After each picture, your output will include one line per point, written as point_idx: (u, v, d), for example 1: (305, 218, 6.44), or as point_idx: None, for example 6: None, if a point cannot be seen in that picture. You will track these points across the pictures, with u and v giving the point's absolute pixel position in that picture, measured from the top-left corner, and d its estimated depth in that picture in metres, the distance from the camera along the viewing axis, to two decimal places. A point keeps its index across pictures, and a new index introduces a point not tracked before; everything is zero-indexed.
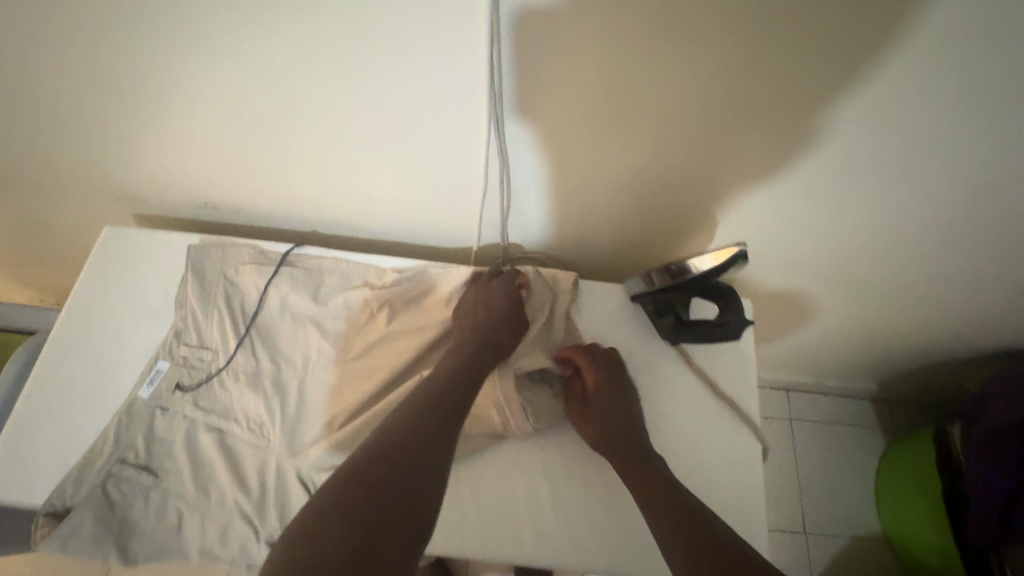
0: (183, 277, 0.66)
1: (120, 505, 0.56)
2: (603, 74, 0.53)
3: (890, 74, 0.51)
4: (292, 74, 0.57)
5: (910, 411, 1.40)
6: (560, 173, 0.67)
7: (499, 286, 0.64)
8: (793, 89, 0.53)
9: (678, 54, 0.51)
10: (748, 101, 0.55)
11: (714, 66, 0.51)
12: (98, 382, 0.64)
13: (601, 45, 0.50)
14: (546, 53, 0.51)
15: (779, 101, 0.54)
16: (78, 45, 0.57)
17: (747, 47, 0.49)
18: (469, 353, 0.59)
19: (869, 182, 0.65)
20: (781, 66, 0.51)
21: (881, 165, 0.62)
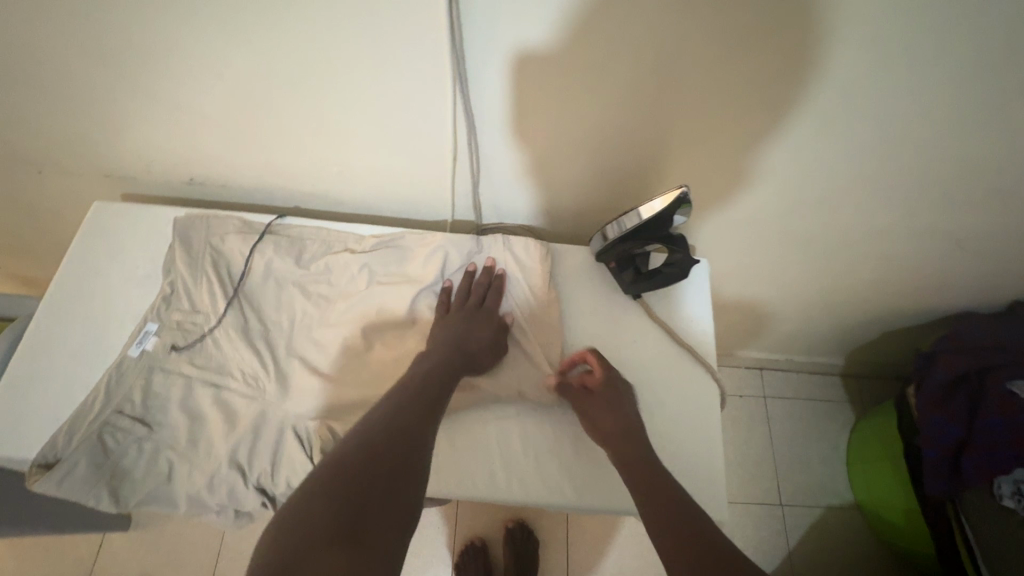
0: (172, 247, 0.69)
1: (114, 453, 0.59)
2: (556, 35, 0.56)
3: (835, 38, 0.53)
4: (270, 49, 0.61)
5: (875, 385, 1.46)
6: (525, 144, 0.70)
7: (477, 289, 0.68)
8: (736, 53, 0.56)
9: (625, 19, 0.53)
10: (698, 68, 0.58)
11: (662, 29, 0.54)
12: (89, 344, 0.67)
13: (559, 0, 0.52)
14: (505, 13, 0.54)
15: (726, 65, 0.57)
16: (66, 23, 0.60)
17: (689, 9, 0.52)
18: (452, 340, 0.63)
19: (818, 154, 0.69)
20: (724, 31, 0.54)
21: (827, 134, 0.65)
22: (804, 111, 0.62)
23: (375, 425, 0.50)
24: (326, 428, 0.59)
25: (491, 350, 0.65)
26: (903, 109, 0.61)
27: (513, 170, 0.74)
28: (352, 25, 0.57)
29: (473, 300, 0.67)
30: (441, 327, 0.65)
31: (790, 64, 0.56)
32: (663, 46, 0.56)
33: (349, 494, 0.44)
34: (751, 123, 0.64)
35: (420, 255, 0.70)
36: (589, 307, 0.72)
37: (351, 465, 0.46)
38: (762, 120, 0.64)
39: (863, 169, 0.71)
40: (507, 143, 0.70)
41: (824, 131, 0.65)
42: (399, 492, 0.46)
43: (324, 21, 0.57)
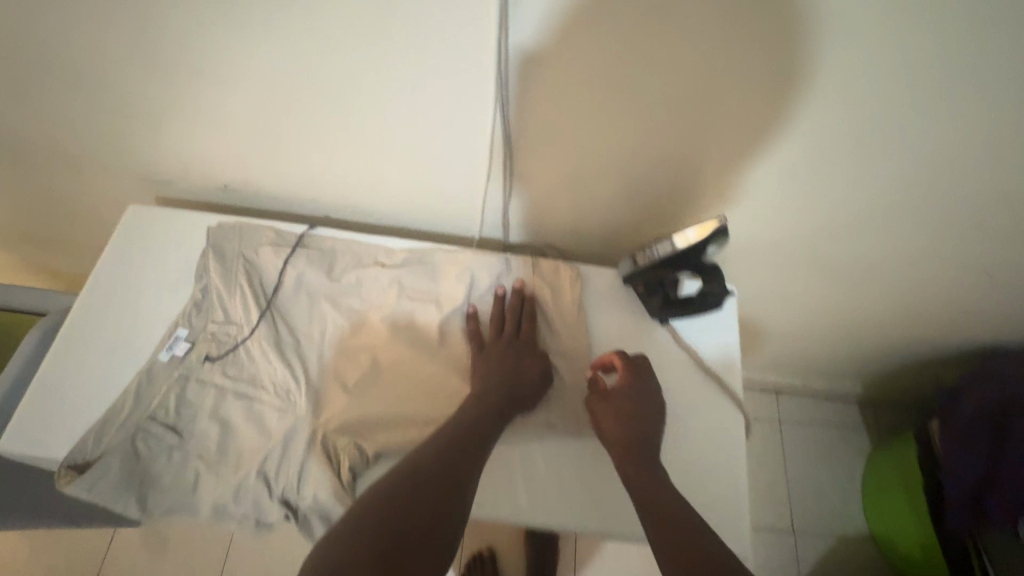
0: (205, 255, 0.69)
1: (144, 460, 0.59)
2: (605, 55, 0.56)
3: (882, 65, 0.54)
4: (314, 62, 0.62)
5: (892, 413, 1.44)
6: (560, 162, 0.70)
7: (511, 321, 0.68)
8: (781, 77, 0.56)
9: (674, 40, 0.54)
10: (742, 92, 0.58)
11: (709, 51, 0.55)
12: (121, 348, 0.67)
13: (610, 21, 0.53)
14: (556, 32, 0.55)
15: (769, 89, 0.58)
16: (120, 29, 0.61)
17: (738, 34, 0.53)
18: (494, 375, 0.62)
19: (851, 177, 0.69)
20: (772, 56, 0.54)
21: (866, 157, 0.65)
22: (843, 134, 0.62)
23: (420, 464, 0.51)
24: (355, 444, 0.60)
25: (535, 384, 0.64)
26: (943, 136, 0.61)
27: (543, 189, 0.75)
28: (402, 41, 0.58)
29: (511, 334, 0.66)
30: (480, 360, 0.65)
31: (831, 87, 0.57)
32: (710, 69, 0.57)
33: (390, 533, 0.44)
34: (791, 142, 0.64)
35: (455, 277, 0.70)
36: (614, 329, 0.72)
37: (395, 505, 0.46)
38: (800, 140, 0.64)
39: (898, 194, 0.71)
40: (542, 160, 0.70)
41: (861, 153, 0.65)
42: (439, 535, 0.46)
43: (375, 37, 0.58)
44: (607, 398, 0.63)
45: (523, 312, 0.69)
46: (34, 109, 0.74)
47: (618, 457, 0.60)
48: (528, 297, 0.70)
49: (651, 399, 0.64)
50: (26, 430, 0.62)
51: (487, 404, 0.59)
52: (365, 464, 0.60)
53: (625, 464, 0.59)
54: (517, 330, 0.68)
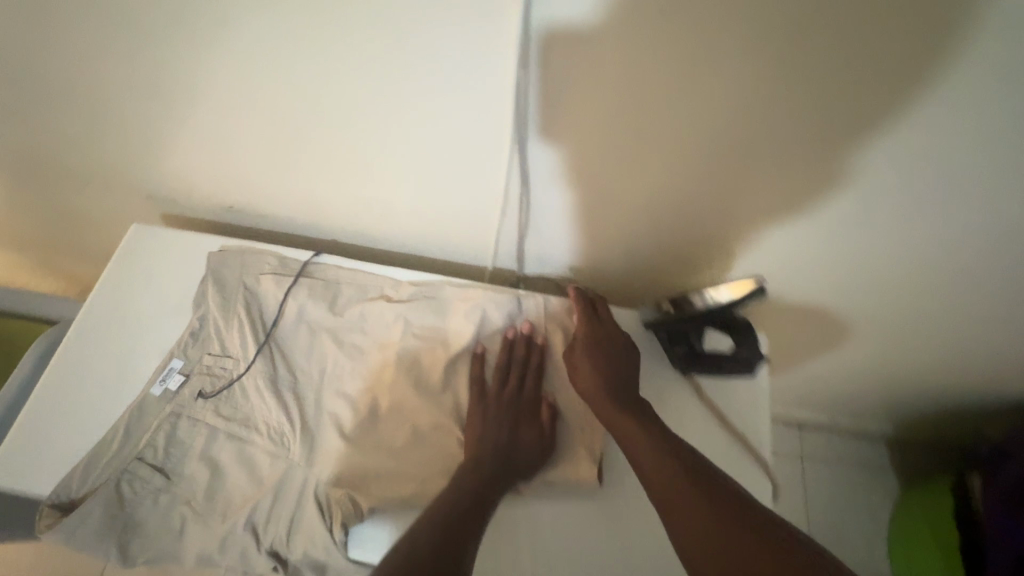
0: (204, 282, 0.66)
1: (129, 504, 0.56)
2: (634, 97, 0.52)
3: (943, 113, 0.49)
4: (321, 86, 0.58)
5: (923, 454, 1.36)
6: (580, 196, 0.65)
7: (514, 371, 0.63)
8: (829, 124, 0.51)
9: (711, 83, 0.50)
10: (783, 137, 0.54)
11: (751, 95, 0.50)
12: (113, 376, 0.64)
13: (643, 62, 0.49)
14: (584, 74, 0.50)
15: (814, 137, 0.53)
16: (122, 47, 0.59)
17: (784, 80, 0.48)
18: (495, 436, 0.58)
19: (899, 221, 0.63)
20: (819, 104, 0.49)
21: (919, 203, 0.60)
22: (895, 176, 0.57)
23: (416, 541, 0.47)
24: (349, 498, 0.56)
25: (538, 446, 0.60)
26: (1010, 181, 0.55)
27: (561, 222, 0.70)
28: (418, 74, 0.54)
29: (514, 388, 0.62)
30: (481, 415, 0.61)
31: (886, 128, 0.51)
32: (749, 114, 0.52)
33: None
34: (836, 184, 0.59)
35: (464, 316, 0.66)
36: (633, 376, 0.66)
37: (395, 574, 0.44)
38: (846, 182, 0.58)
39: (952, 239, 0.64)
40: (561, 193, 0.65)
41: (912, 198, 0.59)
42: None
43: (388, 69, 0.55)
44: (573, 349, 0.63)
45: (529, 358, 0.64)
46: (41, 124, 0.72)
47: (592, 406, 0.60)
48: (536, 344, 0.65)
49: (614, 335, 0.63)
50: (11, 462, 0.59)
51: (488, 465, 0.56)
52: (359, 519, 0.56)
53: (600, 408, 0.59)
54: (523, 380, 0.63)
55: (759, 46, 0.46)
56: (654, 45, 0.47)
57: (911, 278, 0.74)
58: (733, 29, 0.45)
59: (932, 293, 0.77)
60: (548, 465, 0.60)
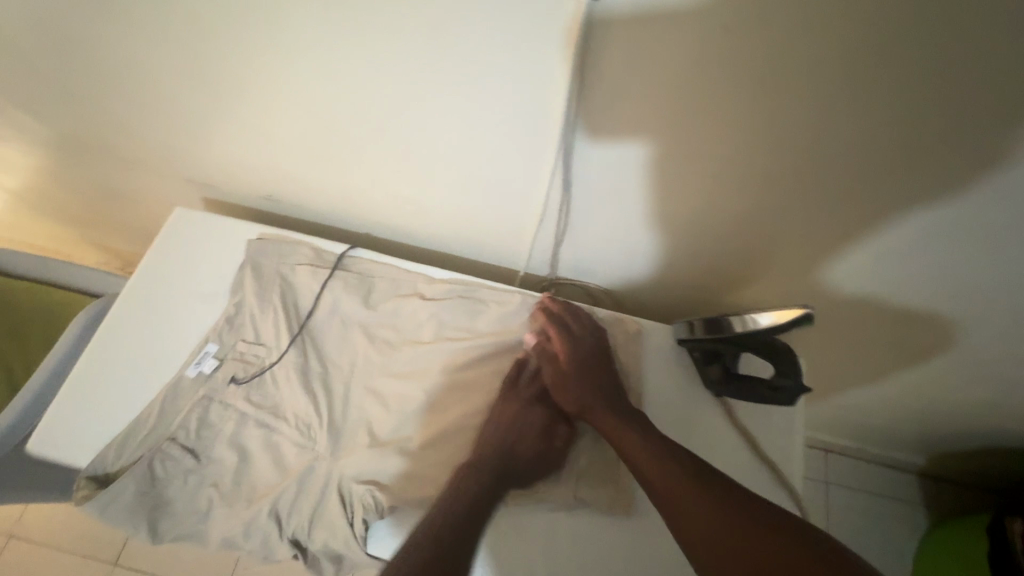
0: (242, 269, 0.68)
1: (160, 482, 0.57)
2: (687, 110, 0.51)
3: (1017, 144, 0.46)
4: (371, 82, 0.58)
5: (956, 489, 1.30)
6: (622, 206, 0.64)
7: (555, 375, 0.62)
8: (889, 146, 0.50)
9: (768, 100, 0.49)
10: (837, 157, 0.52)
11: (811, 113, 0.49)
12: (149, 356, 0.66)
13: (700, 75, 0.48)
14: (638, 85, 0.50)
15: (873, 158, 0.51)
16: (182, 37, 0.60)
17: (844, 100, 0.47)
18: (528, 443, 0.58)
19: (953, 250, 0.60)
20: (879, 125, 0.48)
21: (982, 236, 0.57)
22: (950, 203, 0.54)
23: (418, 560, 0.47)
24: (372, 494, 0.56)
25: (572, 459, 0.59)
26: None
27: (598, 230, 0.69)
28: (467, 78, 0.54)
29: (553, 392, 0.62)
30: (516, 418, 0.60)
31: (955, 152, 0.49)
32: (806, 132, 0.51)
33: None
34: (887, 206, 0.56)
35: (500, 318, 0.67)
36: (665, 392, 0.65)
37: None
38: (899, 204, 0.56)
39: (1013, 271, 0.61)
40: (601, 203, 0.64)
41: (976, 229, 0.56)
42: None
43: (438, 72, 0.55)
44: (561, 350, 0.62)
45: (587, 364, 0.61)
46: (97, 106, 0.75)
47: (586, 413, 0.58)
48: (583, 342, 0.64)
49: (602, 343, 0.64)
50: (53, 432, 0.61)
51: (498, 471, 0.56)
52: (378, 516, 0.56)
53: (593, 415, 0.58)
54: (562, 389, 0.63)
55: (822, 62, 0.44)
56: (713, 57, 0.46)
57: (967, 309, 0.70)
58: (797, 43, 0.44)
59: (987, 328, 0.73)
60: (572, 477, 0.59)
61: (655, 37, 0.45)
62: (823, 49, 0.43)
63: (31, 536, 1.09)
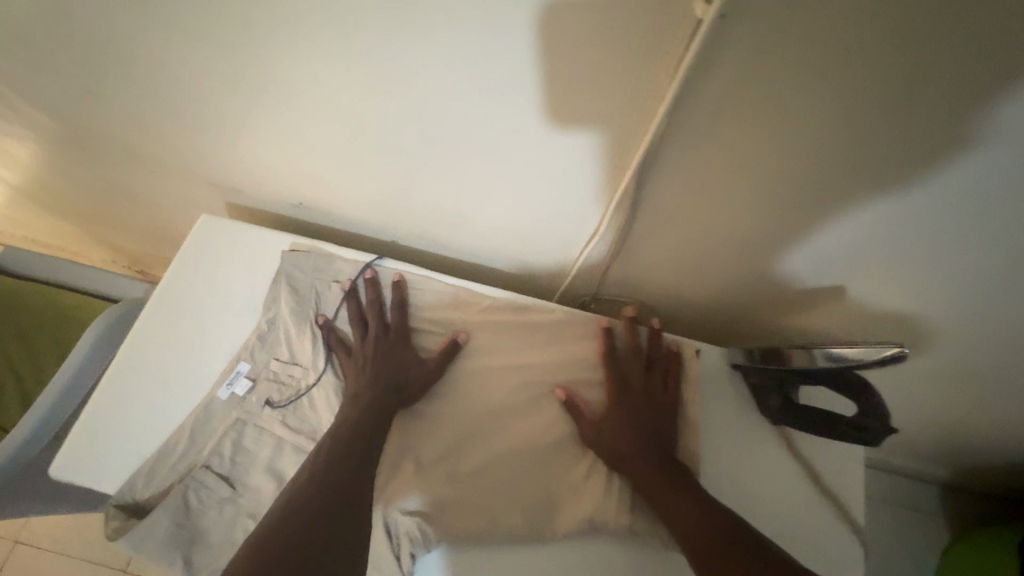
0: (276, 284, 0.65)
1: (195, 513, 0.54)
2: (770, 141, 0.48)
3: None
4: (416, 91, 0.55)
5: (979, 502, 1.28)
6: (678, 226, 0.61)
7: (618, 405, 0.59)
8: (969, 188, 0.46)
9: (866, 138, 0.45)
10: (904, 190, 0.49)
11: (910, 156, 0.45)
12: (178, 376, 0.62)
13: (786, 102, 0.44)
14: (720, 112, 0.46)
15: (948, 194, 0.47)
16: (214, 40, 0.56)
17: (926, 131, 0.43)
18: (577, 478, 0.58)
19: (943, 255, 0.55)
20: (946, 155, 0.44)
21: (943, 234, 0.52)
22: (938, 203, 0.49)
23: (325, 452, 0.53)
24: (419, 526, 0.53)
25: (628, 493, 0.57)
26: None
27: (649, 248, 0.66)
28: (529, 93, 0.50)
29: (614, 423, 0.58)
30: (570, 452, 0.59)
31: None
32: (899, 176, 0.47)
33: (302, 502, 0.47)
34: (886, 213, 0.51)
35: (545, 336, 0.65)
36: (721, 420, 0.62)
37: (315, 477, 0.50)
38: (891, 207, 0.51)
39: None
40: (656, 223, 0.61)
41: (977, 246, 0.52)
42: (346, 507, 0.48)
43: (496, 86, 0.51)
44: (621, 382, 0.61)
45: (636, 386, 0.61)
46: (120, 109, 0.71)
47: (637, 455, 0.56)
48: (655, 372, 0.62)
49: (665, 375, 0.62)
50: (78, 458, 0.58)
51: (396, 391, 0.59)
52: (426, 549, 0.53)
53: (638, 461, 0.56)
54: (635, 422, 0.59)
55: (936, 105, 0.41)
56: (810, 90, 0.42)
57: None
58: (905, 80, 0.40)
59: None
60: (628, 510, 0.56)
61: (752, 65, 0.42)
62: (919, 77, 0.39)
63: (40, 543, 1.06)
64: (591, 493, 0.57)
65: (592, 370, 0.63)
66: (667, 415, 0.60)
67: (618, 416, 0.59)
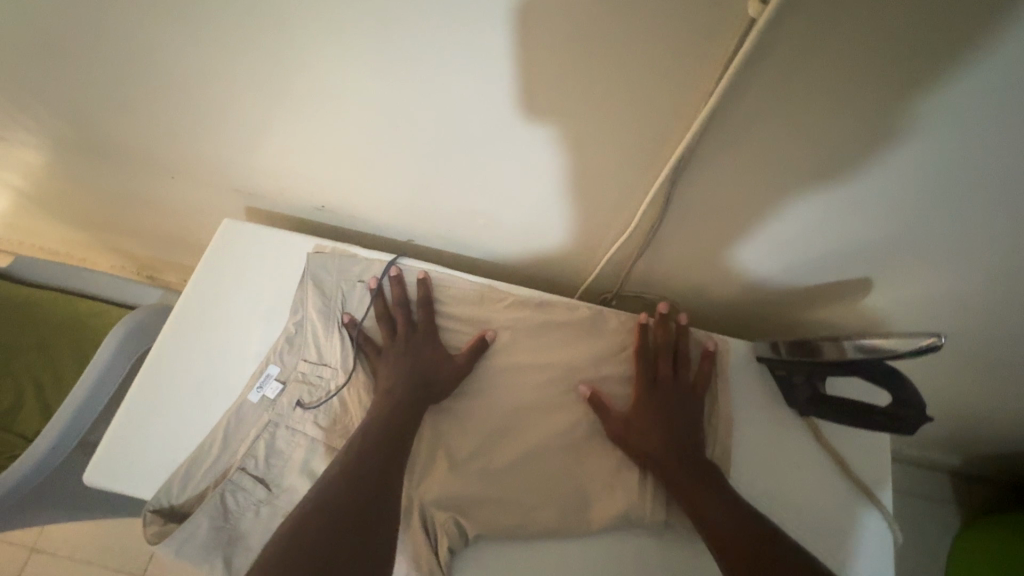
0: (303, 285, 0.65)
1: (233, 515, 0.55)
2: (805, 137, 0.48)
3: None
4: (438, 90, 0.55)
5: (992, 490, 1.28)
6: (703, 220, 0.61)
7: (648, 401, 0.60)
8: (985, 174, 0.47)
9: (903, 136, 0.46)
10: (922, 179, 0.49)
11: (946, 153, 0.46)
12: (208, 380, 0.63)
13: (816, 95, 0.44)
14: (758, 107, 0.47)
15: (944, 196, 0.50)
16: (237, 43, 0.56)
17: (943, 119, 0.44)
18: (607, 471, 0.59)
19: (960, 241, 0.55)
20: (965, 143, 0.45)
21: (958, 221, 0.53)
22: (954, 192, 0.50)
23: (355, 450, 0.53)
24: (456, 522, 0.55)
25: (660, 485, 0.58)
26: None
27: (671, 244, 0.66)
28: (560, 91, 0.51)
29: (648, 418, 0.59)
30: (603, 447, 0.60)
31: None
32: (931, 173, 0.48)
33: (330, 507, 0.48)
34: (904, 202, 0.52)
35: (572, 332, 0.65)
36: (750, 413, 0.63)
37: (348, 479, 0.51)
38: (911, 197, 0.51)
39: None
40: (680, 218, 0.62)
41: (958, 244, 0.56)
42: (374, 518, 0.49)
43: (523, 84, 0.51)
44: (653, 380, 0.61)
45: (666, 380, 0.61)
46: (139, 115, 0.71)
47: (666, 453, 0.57)
48: (688, 371, 0.63)
49: (698, 373, 0.62)
50: (113, 463, 0.58)
51: (423, 387, 0.59)
52: (464, 544, 0.55)
53: (668, 457, 0.57)
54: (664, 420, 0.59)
55: (975, 106, 0.42)
56: (852, 88, 0.43)
57: None
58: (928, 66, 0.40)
59: None
60: (661, 503, 0.57)
61: (795, 60, 0.42)
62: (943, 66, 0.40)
63: (59, 551, 1.06)
64: (624, 486, 0.58)
65: (621, 365, 0.64)
66: (696, 413, 0.60)
67: (649, 413, 0.59)
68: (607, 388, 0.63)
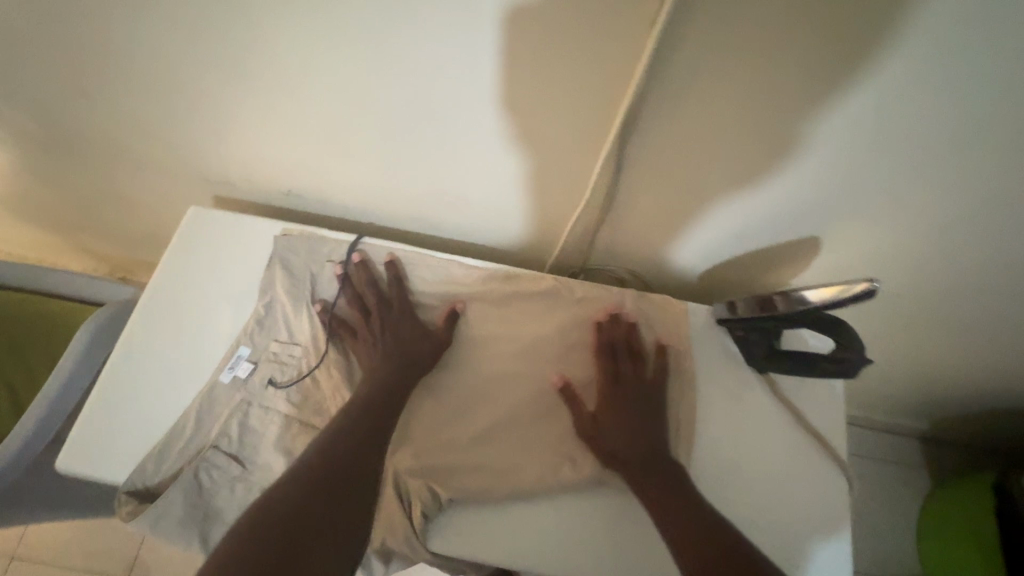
0: (272, 269, 0.67)
1: (208, 492, 0.56)
2: (746, 100, 0.51)
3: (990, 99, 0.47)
4: (394, 68, 0.56)
5: (956, 451, 1.33)
6: (658, 188, 0.63)
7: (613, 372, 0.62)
8: (913, 125, 0.50)
9: (833, 95, 0.49)
10: (856, 133, 0.52)
11: (875, 107, 0.49)
12: (178, 364, 0.63)
13: (751, 55, 0.47)
14: (699, 73, 0.49)
15: (864, 157, 0.54)
16: (191, 27, 0.56)
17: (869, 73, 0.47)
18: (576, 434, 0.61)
19: (898, 195, 0.58)
20: (890, 96, 0.48)
21: (895, 173, 0.56)
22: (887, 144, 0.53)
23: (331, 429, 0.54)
24: (428, 488, 0.56)
25: None
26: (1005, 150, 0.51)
27: (631, 215, 0.68)
28: (510, 62, 0.52)
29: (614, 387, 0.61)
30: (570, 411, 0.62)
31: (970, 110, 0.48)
32: (863, 128, 0.51)
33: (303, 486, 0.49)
34: (843, 158, 0.55)
35: (538, 304, 0.67)
36: (712, 374, 0.65)
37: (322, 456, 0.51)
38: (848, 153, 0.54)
39: None
40: (637, 189, 0.64)
41: (883, 203, 0.60)
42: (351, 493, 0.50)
43: (474, 59, 0.53)
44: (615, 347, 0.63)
45: (630, 346, 0.64)
46: (96, 106, 0.70)
47: (632, 423, 0.59)
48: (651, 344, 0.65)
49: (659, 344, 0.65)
50: (85, 449, 0.58)
51: (394, 360, 0.61)
52: (438, 509, 0.56)
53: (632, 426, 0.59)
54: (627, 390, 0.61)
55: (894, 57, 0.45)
56: (783, 49, 0.46)
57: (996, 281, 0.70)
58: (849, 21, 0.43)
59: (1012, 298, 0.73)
60: None
61: (729, 23, 0.45)
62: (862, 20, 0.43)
63: (38, 556, 1.05)
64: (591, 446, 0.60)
65: (587, 332, 0.66)
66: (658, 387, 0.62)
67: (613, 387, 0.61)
68: (573, 355, 0.65)
